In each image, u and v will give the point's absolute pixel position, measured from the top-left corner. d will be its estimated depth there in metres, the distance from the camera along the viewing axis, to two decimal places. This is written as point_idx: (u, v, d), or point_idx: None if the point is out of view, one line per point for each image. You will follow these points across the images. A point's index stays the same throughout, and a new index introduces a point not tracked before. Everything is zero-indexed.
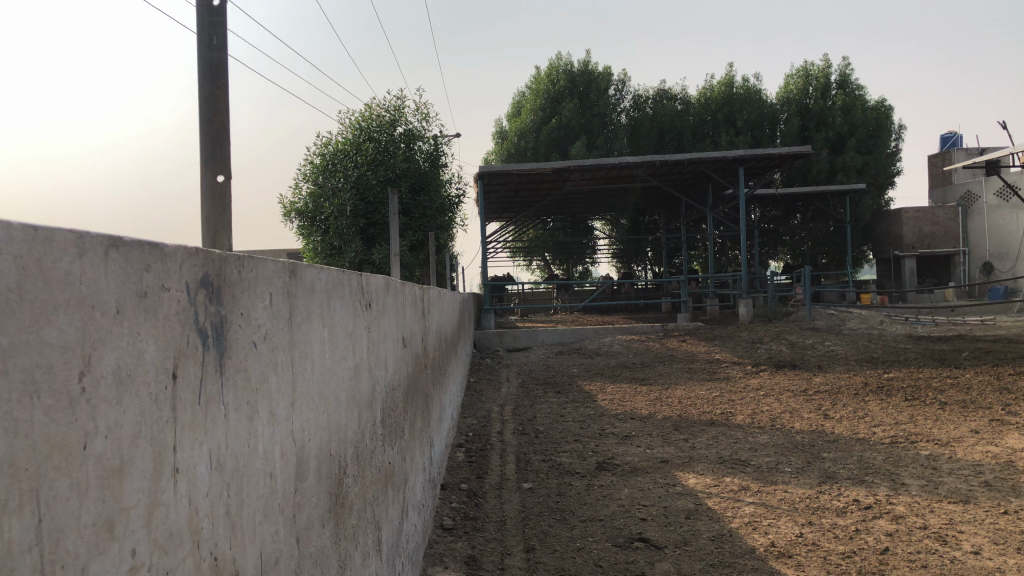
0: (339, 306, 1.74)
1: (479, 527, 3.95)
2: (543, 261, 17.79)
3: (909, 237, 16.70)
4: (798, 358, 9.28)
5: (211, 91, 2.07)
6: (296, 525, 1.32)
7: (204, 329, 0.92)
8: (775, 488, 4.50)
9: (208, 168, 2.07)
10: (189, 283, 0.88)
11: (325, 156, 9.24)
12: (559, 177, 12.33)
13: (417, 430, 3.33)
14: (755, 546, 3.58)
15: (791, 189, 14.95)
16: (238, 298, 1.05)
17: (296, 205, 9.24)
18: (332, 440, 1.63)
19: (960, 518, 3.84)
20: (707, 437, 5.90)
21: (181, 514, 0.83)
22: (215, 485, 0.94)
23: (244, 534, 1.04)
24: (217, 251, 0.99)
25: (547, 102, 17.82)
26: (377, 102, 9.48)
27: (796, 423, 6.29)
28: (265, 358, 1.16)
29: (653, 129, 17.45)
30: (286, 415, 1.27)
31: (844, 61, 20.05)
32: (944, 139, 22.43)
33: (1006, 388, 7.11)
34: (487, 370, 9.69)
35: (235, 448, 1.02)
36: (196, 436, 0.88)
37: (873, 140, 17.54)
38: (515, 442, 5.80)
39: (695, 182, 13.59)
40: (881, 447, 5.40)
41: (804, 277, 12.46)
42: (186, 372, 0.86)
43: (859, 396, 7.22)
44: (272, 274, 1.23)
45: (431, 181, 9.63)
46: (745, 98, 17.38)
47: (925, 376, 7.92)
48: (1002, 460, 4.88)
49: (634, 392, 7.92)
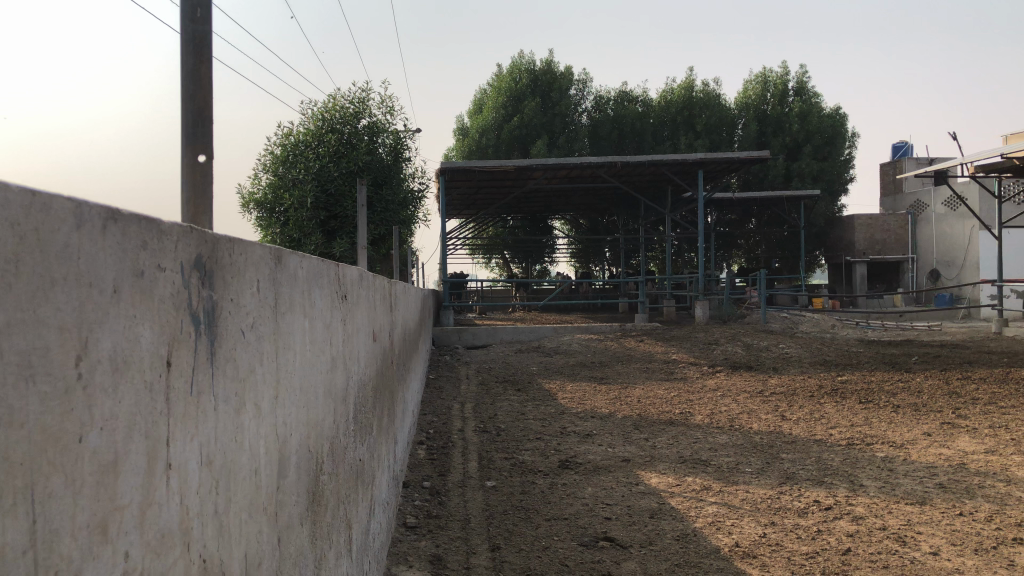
0: (319, 295, 1.67)
1: (443, 525, 3.89)
2: (503, 259, 17.75)
3: (861, 243, 17.03)
4: (753, 359, 9.38)
5: (193, 64, 1.36)
6: (277, 524, 1.25)
7: (198, 314, 0.86)
8: (737, 488, 4.51)
9: (184, 150, 1.36)
10: (183, 264, 0.82)
11: (286, 146, 9.06)
12: (522, 175, 12.28)
13: (384, 426, 3.27)
14: (720, 546, 3.59)
15: (748, 194, 15.12)
16: (228, 282, 0.99)
17: (254, 196, 9.03)
18: (311, 436, 1.56)
19: (918, 519, 3.90)
20: (668, 436, 5.91)
21: (173, 512, 0.77)
22: (205, 482, 0.88)
23: (230, 535, 0.98)
24: (210, 233, 0.92)
25: (509, 99, 17.76)
26: (341, 94, 9.36)
27: (754, 424, 6.34)
28: (251, 348, 1.09)
29: (614, 130, 17.51)
30: (270, 409, 1.20)
31: (801, 69, 20.39)
32: (895, 148, 22.91)
33: (955, 392, 7.28)
34: (446, 367, 9.63)
35: (222, 443, 0.95)
36: (188, 429, 0.82)
37: (828, 147, 17.87)
38: (477, 439, 5.76)
39: (655, 184, 13.67)
40: (838, 448, 5.47)
41: (759, 280, 12.56)
42: (179, 359, 0.80)
43: (814, 398, 7.32)
44: (259, 260, 1.17)
45: (394, 174, 9.53)
46: (705, 101, 17.56)
47: (877, 379, 8.06)
48: (955, 462, 4.97)
49: (593, 391, 7.92)
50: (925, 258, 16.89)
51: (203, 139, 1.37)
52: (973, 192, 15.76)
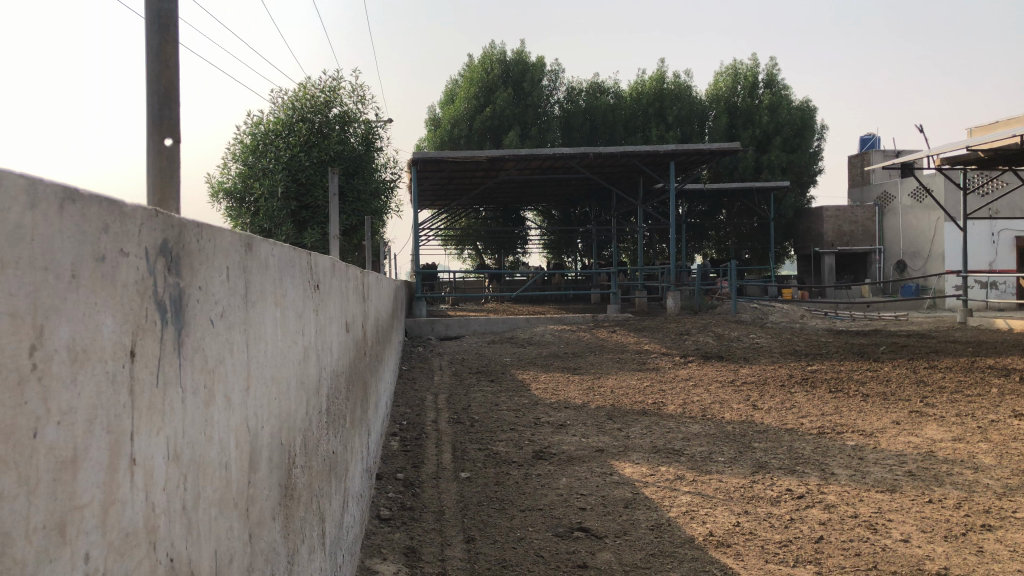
0: (291, 285, 1.63)
1: (417, 517, 3.86)
2: (475, 250, 17.67)
3: (829, 234, 17.20)
4: (725, 350, 9.43)
5: (159, 45, 1.30)
6: (248, 520, 1.21)
7: (164, 302, 0.82)
8: (710, 477, 4.53)
9: (149, 135, 1.30)
10: (148, 249, 0.77)
11: (256, 135, 8.92)
12: (494, 166, 12.21)
13: (357, 417, 3.22)
14: (694, 535, 3.59)
15: (719, 185, 15.16)
16: (197, 269, 0.95)
17: (224, 185, 8.89)
18: (283, 429, 1.52)
19: (889, 506, 3.94)
20: (641, 426, 5.92)
21: (138, 510, 0.73)
22: (171, 477, 0.84)
23: (199, 532, 0.94)
24: (177, 217, 0.88)
25: (481, 90, 17.67)
26: (311, 82, 9.25)
27: (726, 413, 6.38)
28: (221, 337, 1.05)
29: (586, 121, 17.49)
30: (241, 400, 1.16)
31: (771, 61, 20.52)
32: (862, 140, 23.12)
33: (923, 381, 7.37)
34: (418, 358, 9.57)
35: (191, 437, 0.92)
36: (154, 423, 0.78)
37: (797, 139, 18.03)
38: (451, 431, 5.73)
39: (626, 175, 13.68)
40: (809, 437, 5.51)
41: (730, 271, 12.58)
42: (144, 349, 0.76)
43: (785, 388, 7.37)
44: (229, 246, 1.12)
45: (366, 164, 9.44)
46: (676, 93, 17.62)
47: (846, 369, 8.13)
48: (924, 450, 5.02)
49: (567, 382, 7.92)
50: (892, 249, 17.13)
51: (171, 119, 1.31)
52: (940, 183, 15.96)
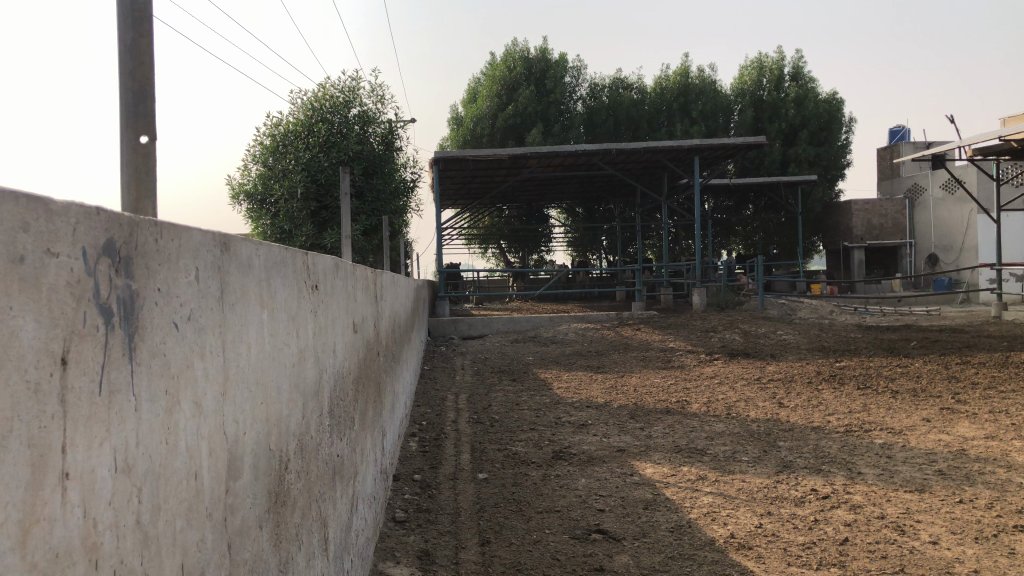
0: (282, 285, 1.60)
1: (433, 520, 3.82)
2: (498, 249, 17.63)
3: (858, 228, 16.93)
4: (751, 346, 9.29)
5: (133, 38, 1.27)
6: (227, 530, 1.17)
7: (109, 305, 0.77)
8: (733, 477, 4.44)
9: (124, 132, 1.27)
10: (86, 249, 0.73)
11: (275, 136, 8.94)
12: (516, 164, 12.13)
13: (368, 419, 3.17)
14: (715, 537, 3.51)
15: (745, 180, 14.96)
16: (156, 270, 0.91)
17: (245, 187, 8.91)
18: (272, 433, 1.47)
19: (917, 507, 3.82)
20: (663, 425, 5.83)
21: (73, 527, 0.69)
22: (121, 489, 0.79)
23: (160, 546, 0.90)
24: (129, 214, 0.84)
25: (503, 88, 17.62)
26: (330, 83, 9.26)
27: (751, 411, 6.27)
28: (190, 341, 1.01)
29: (609, 117, 17.39)
30: (216, 405, 1.12)
31: (797, 54, 20.22)
32: (891, 132, 22.76)
33: (955, 376, 7.21)
34: (441, 358, 9.53)
35: (149, 447, 0.87)
36: (95, 432, 0.74)
37: (824, 132, 17.76)
38: (470, 431, 5.68)
39: (650, 171, 13.55)
40: (836, 435, 5.39)
41: (757, 266, 12.38)
42: (81, 355, 0.71)
43: (812, 384, 7.24)
44: (199, 245, 1.08)
45: (386, 164, 9.43)
46: (700, 87, 17.45)
47: (876, 365, 7.98)
48: (955, 448, 4.89)
49: (589, 380, 7.84)
50: (923, 243, 16.83)
51: (147, 116, 1.28)
52: (972, 175, 15.65)
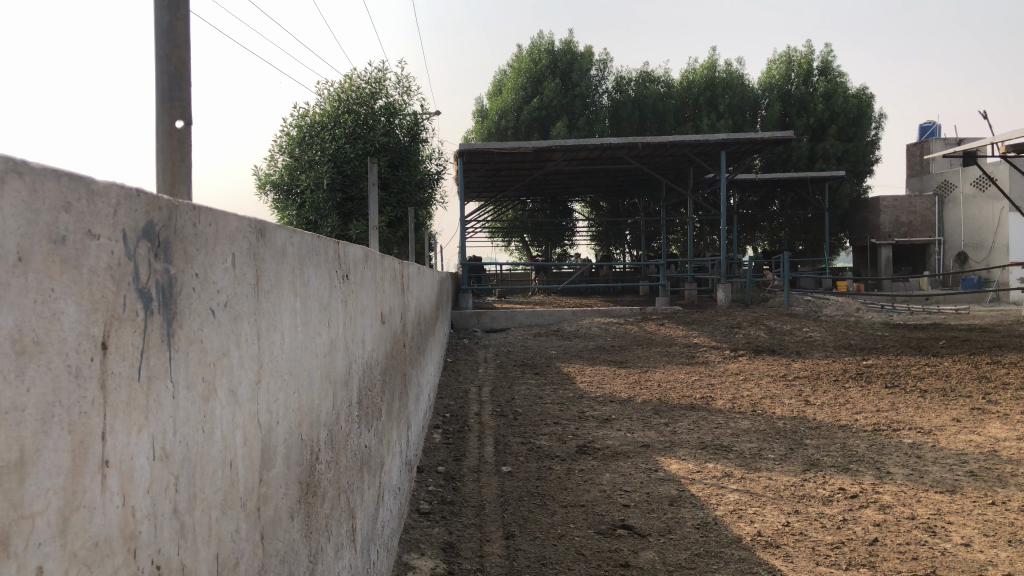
0: (314, 274, 1.58)
1: (457, 512, 3.81)
2: (522, 242, 17.58)
3: (886, 225, 16.74)
4: (776, 343, 9.20)
5: (169, 23, 1.27)
6: (260, 520, 1.16)
7: (149, 290, 0.76)
8: (760, 475, 4.39)
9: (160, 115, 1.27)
10: (126, 232, 0.72)
11: (302, 127, 8.95)
12: (541, 157, 12.09)
13: (394, 410, 3.17)
14: (742, 535, 3.47)
15: (771, 175, 14.80)
16: (193, 255, 0.89)
17: (271, 177, 8.94)
18: (303, 423, 1.46)
19: (948, 508, 3.76)
20: (688, 421, 5.78)
21: (111, 515, 0.67)
22: (159, 478, 0.78)
23: (196, 537, 0.89)
24: (168, 198, 0.83)
25: (529, 81, 17.56)
26: (357, 74, 9.26)
27: (777, 408, 6.20)
28: (226, 329, 1.00)
29: (635, 111, 17.28)
30: (251, 394, 1.11)
31: (826, 49, 20.01)
32: (922, 129, 22.42)
33: (985, 376, 7.10)
34: (464, 351, 9.52)
35: (185, 436, 0.85)
36: (133, 420, 0.72)
37: (854, 128, 17.54)
38: (494, 424, 5.67)
39: (676, 166, 13.44)
40: (864, 434, 5.31)
41: (783, 263, 12.21)
42: (120, 341, 0.70)
43: (839, 382, 7.16)
44: (236, 231, 1.06)
45: (411, 155, 9.43)
46: (727, 82, 17.32)
47: (903, 363, 7.87)
48: (986, 449, 4.81)
49: (612, 375, 7.80)
50: (952, 240, 16.56)
51: (183, 102, 1.28)
52: (1005, 172, 15.36)
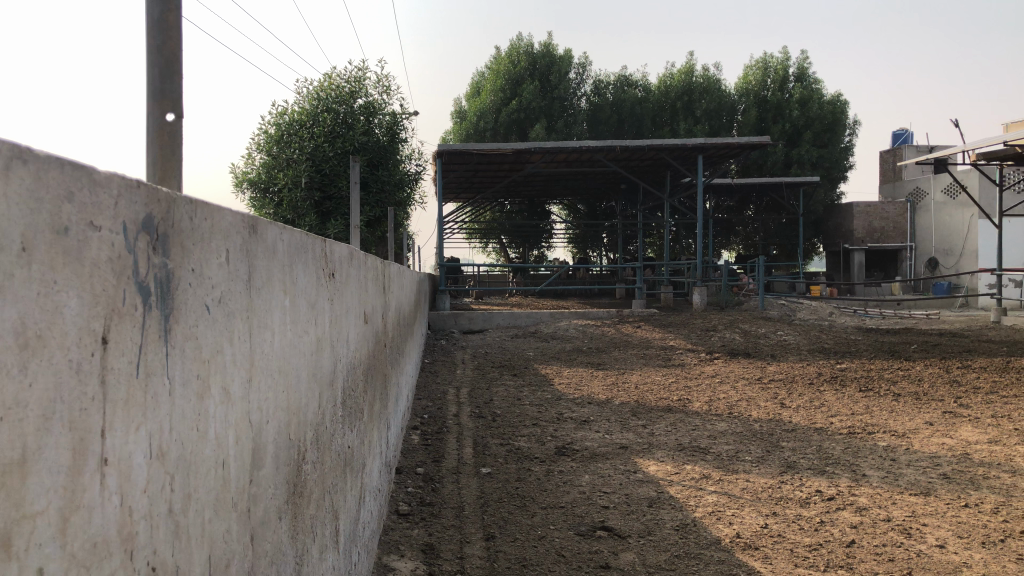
0: (302, 272, 1.56)
1: (436, 513, 3.79)
2: (499, 243, 17.57)
3: (859, 231, 16.93)
4: (751, 347, 9.26)
5: (160, 13, 1.25)
6: (250, 521, 1.14)
7: (148, 284, 0.74)
8: (737, 477, 4.41)
9: (150, 107, 1.25)
10: (126, 224, 0.70)
11: (280, 125, 8.87)
12: (520, 159, 12.08)
13: (375, 411, 3.13)
14: (721, 537, 3.48)
15: (747, 180, 14.91)
16: (189, 250, 0.87)
17: (248, 175, 8.84)
18: (291, 422, 1.44)
19: (923, 510, 3.80)
20: (666, 423, 5.80)
21: (109, 517, 0.66)
22: (154, 476, 0.76)
23: (190, 537, 0.87)
24: (166, 190, 0.81)
25: (507, 82, 17.55)
26: (336, 73, 9.21)
27: (753, 411, 6.24)
28: (219, 325, 0.98)
29: (613, 114, 17.33)
30: (243, 393, 1.09)
31: (802, 55, 20.20)
32: (894, 136, 22.70)
33: (956, 380, 7.19)
34: (441, 352, 9.49)
35: (180, 434, 0.84)
36: (131, 417, 0.70)
37: (828, 134, 17.73)
38: (472, 425, 5.66)
39: (653, 169, 13.49)
40: (839, 437, 5.35)
41: (758, 267, 12.28)
42: (120, 336, 0.68)
43: (814, 385, 7.23)
44: (230, 226, 1.04)
45: (390, 155, 9.40)
46: (705, 86, 17.43)
47: (877, 367, 7.95)
48: (958, 452, 4.87)
49: (590, 377, 7.81)
50: (924, 246, 16.78)
51: (173, 94, 1.25)
52: (976, 179, 15.59)
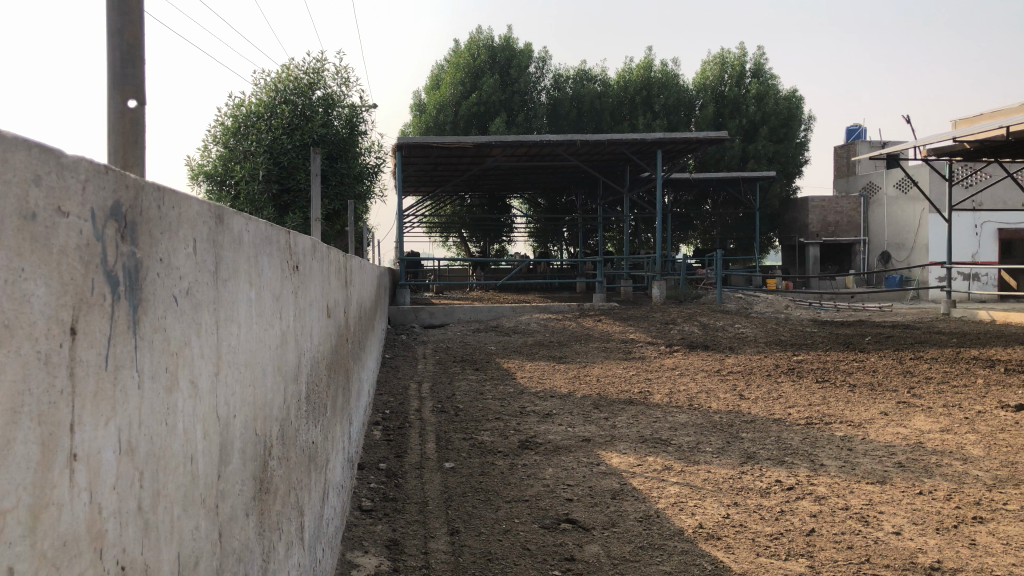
0: (268, 264, 1.54)
1: (400, 509, 3.76)
2: (460, 238, 17.51)
3: (814, 225, 17.20)
4: (710, 339, 9.35)
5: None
6: (219, 517, 1.12)
7: (116, 273, 0.72)
8: (698, 468, 4.45)
9: (111, 95, 1.22)
10: (95, 210, 0.67)
11: (236, 117, 8.71)
12: (480, 153, 12.04)
13: (338, 405, 3.09)
14: (684, 527, 3.51)
15: (705, 174, 15.05)
16: (157, 239, 0.85)
17: (204, 168, 8.67)
18: (257, 416, 1.41)
19: (879, 498, 3.87)
20: (628, 416, 5.83)
21: (79, 513, 0.63)
22: (123, 473, 0.74)
23: (159, 535, 0.84)
24: (133, 176, 0.78)
25: (467, 76, 17.48)
26: (294, 64, 9.09)
27: (713, 403, 6.30)
28: (187, 317, 0.95)
29: (573, 108, 17.36)
30: (210, 385, 1.07)
31: (758, 52, 20.43)
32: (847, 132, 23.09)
33: (909, 371, 7.33)
34: (402, 347, 9.42)
35: (149, 428, 0.81)
36: (101, 411, 0.68)
37: (784, 129, 17.97)
38: (435, 420, 5.63)
39: (612, 163, 13.55)
40: (797, 427, 5.43)
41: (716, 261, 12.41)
42: (88, 326, 0.65)
43: (772, 377, 7.32)
44: (197, 215, 1.02)
45: (349, 148, 9.31)
46: (663, 82, 17.54)
47: (833, 359, 8.08)
48: (912, 441, 4.96)
49: (552, 370, 7.81)
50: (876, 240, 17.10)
51: (134, 81, 1.22)
52: (926, 174, 15.92)
